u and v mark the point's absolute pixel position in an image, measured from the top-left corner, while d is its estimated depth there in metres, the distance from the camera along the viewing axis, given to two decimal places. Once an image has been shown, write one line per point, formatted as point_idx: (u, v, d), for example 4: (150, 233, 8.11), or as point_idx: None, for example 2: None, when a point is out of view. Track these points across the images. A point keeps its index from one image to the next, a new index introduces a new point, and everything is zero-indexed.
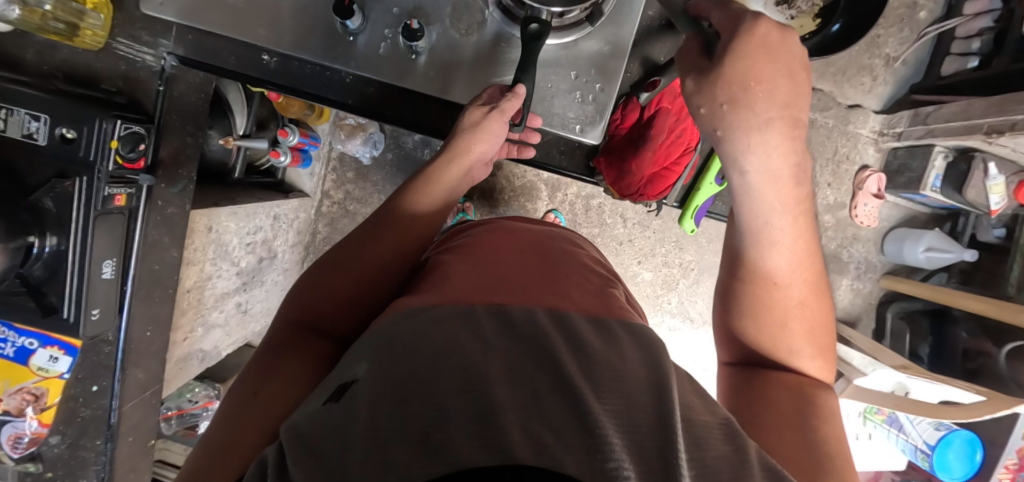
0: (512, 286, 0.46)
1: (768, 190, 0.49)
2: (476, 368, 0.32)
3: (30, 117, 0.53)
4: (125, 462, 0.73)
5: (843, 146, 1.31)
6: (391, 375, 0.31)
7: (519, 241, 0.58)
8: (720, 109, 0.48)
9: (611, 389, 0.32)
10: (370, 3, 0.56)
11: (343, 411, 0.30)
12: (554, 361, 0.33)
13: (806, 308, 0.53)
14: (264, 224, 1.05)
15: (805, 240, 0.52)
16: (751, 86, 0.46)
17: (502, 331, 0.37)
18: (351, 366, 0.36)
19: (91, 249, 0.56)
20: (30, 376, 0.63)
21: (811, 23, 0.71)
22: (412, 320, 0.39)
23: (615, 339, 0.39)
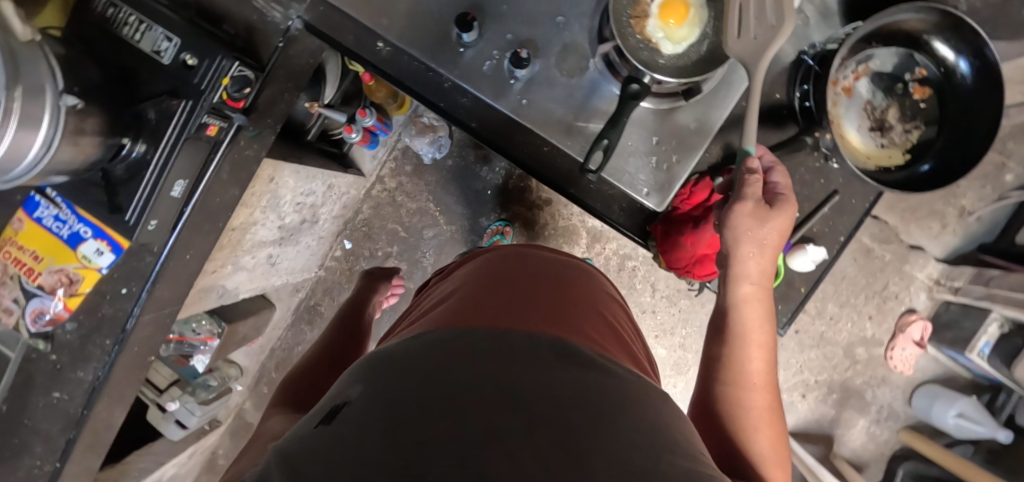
0: (518, 308, 0.45)
1: (757, 307, 0.54)
2: (470, 400, 0.30)
3: (163, 37, 0.58)
4: (123, 368, 0.75)
5: (893, 283, 1.27)
6: (380, 403, 0.30)
7: (538, 267, 0.56)
8: (761, 243, 0.52)
9: (612, 432, 0.29)
10: (489, 24, 0.59)
11: (332, 433, 0.29)
12: (551, 397, 0.31)
13: (772, 419, 0.51)
14: (318, 189, 1.10)
15: (766, 348, 0.54)
16: (778, 242, 0.53)
17: (503, 354, 0.36)
18: (348, 388, 0.35)
19: (172, 167, 0.60)
20: (73, 261, 0.67)
21: (899, 156, 0.69)
22: (411, 344, 0.38)
23: (619, 378, 0.37)
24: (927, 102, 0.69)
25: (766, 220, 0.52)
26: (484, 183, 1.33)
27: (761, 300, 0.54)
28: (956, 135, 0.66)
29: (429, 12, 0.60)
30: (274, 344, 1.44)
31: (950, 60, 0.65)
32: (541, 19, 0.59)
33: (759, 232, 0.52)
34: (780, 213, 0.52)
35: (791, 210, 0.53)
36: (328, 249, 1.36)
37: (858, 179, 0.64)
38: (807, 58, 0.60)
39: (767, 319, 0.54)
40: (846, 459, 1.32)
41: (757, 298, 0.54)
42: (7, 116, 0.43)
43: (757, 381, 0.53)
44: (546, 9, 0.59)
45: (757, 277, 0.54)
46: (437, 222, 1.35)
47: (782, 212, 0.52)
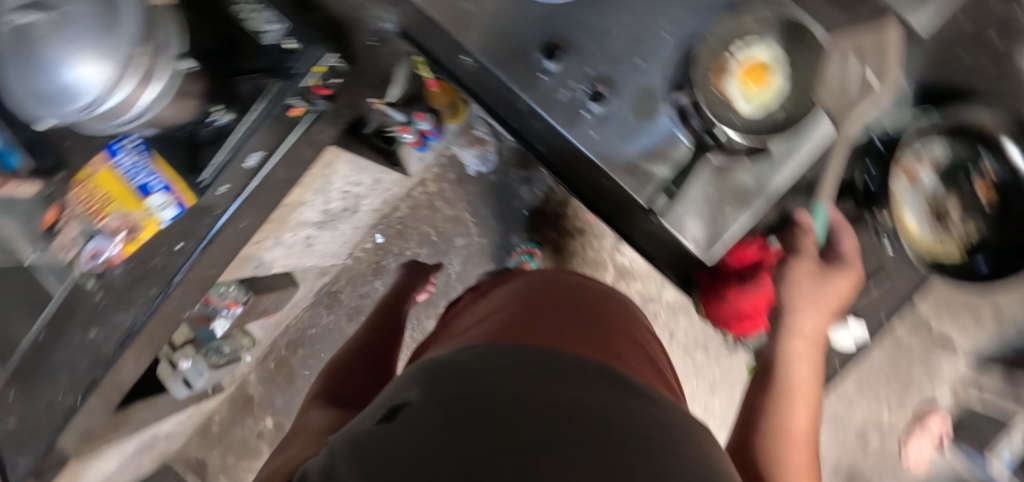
0: (566, 331, 0.44)
1: (802, 354, 0.64)
2: (530, 411, 0.29)
3: (273, 20, 0.62)
4: (161, 318, 0.78)
5: (917, 373, 1.23)
6: (441, 404, 0.30)
7: (584, 295, 0.57)
8: (812, 297, 0.63)
9: (672, 462, 0.28)
10: (573, 56, 0.62)
11: (396, 432, 0.28)
12: (610, 420, 0.31)
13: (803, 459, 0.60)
14: (365, 181, 1.13)
15: (805, 397, 0.63)
16: (830, 298, 0.63)
17: (557, 372, 0.35)
18: (403, 390, 0.35)
19: (251, 138, 0.63)
20: (138, 209, 0.70)
21: (956, 252, 0.67)
22: (464, 352, 0.37)
23: (669, 412, 0.36)
24: (989, 200, 0.66)
25: (822, 280, 0.63)
26: (522, 202, 1.36)
27: (807, 351, 0.64)
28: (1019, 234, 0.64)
29: (518, 37, 0.63)
30: (290, 322, 1.46)
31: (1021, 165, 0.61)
32: (624, 60, 0.62)
33: (816, 290, 0.63)
34: (837, 275, 0.63)
35: (851, 272, 0.63)
36: (360, 240, 1.39)
37: (907, 262, 0.64)
38: (875, 137, 0.62)
39: (809, 366, 0.64)
40: None
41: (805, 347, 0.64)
42: (130, 70, 0.48)
43: (795, 424, 0.62)
44: (627, 51, 0.62)
45: (808, 327, 0.63)
46: (469, 232, 1.38)
47: (839, 274, 0.63)
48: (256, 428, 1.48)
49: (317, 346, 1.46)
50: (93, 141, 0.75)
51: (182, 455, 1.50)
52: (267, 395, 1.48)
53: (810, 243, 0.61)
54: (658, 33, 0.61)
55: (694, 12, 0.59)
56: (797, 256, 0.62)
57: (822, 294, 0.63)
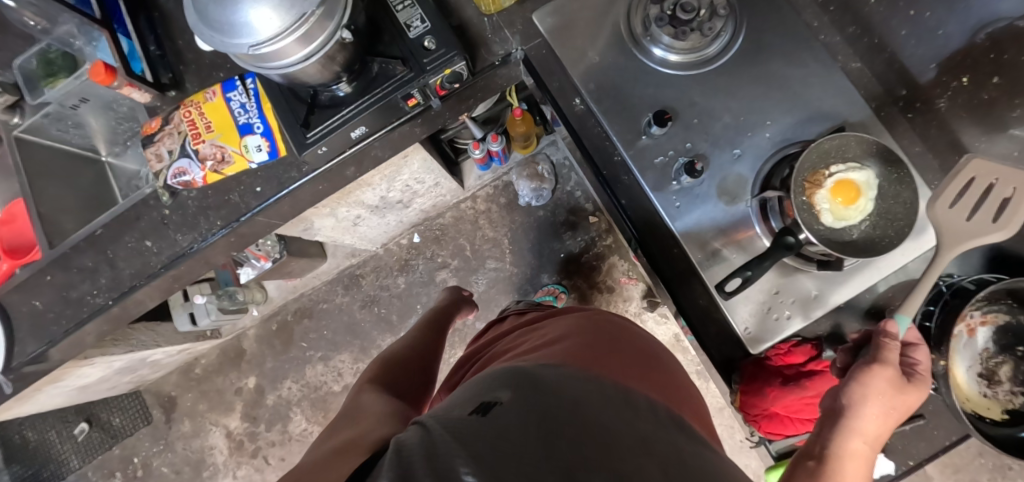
0: (633, 374, 0.47)
1: (859, 470, 0.51)
2: (612, 441, 0.32)
3: (420, 18, 0.68)
4: (215, 249, 0.80)
5: None
6: (534, 415, 0.33)
7: (647, 344, 0.58)
8: (890, 406, 0.53)
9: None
10: (677, 129, 0.67)
11: (492, 426, 0.32)
12: (682, 466, 0.32)
13: None
14: (427, 181, 1.18)
15: None
16: (899, 415, 0.53)
17: (633, 410, 0.37)
18: (493, 391, 0.38)
19: (365, 114, 0.68)
20: (234, 145, 0.75)
21: (998, 412, 0.61)
22: (549, 370, 0.40)
23: (731, 469, 0.37)
24: None
25: (899, 391, 0.53)
26: (562, 245, 1.38)
27: (863, 470, 0.51)
28: None
29: (630, 98, 0.69)
30: (306, 291, 1.46)
31: None
32: (721, 144, 0.66)
33: (894, 397, 0.53)
34: (913, 391, 0.54)
35: (924, 393, 0.55)
36: (399, 234, 1.42)
37: (950, 414, 0.63)
38: (942, 285, 0.63)
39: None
40: None
41: (865, 462, 0.51)
42: (300, 25, 0.52)
43: None
44: (729, 139, 0.66)
45: (870, 440, 0.52)
46: (503, 258, 1.40)
47: (914, 392, 0.54)
48: (236, 384, 1.47)
49: (323, 322, 1.46)
50: (215, 74, 0.81)
51: (156, 388, 1.49)
52: (259, 354, 1.47)
53: (893, 351, 0.54)
54: (761, 131, 0.66)
55: (799, 126, 0.65)
56: (877, 361, 0.53)
57: (899, 403, 0.53)
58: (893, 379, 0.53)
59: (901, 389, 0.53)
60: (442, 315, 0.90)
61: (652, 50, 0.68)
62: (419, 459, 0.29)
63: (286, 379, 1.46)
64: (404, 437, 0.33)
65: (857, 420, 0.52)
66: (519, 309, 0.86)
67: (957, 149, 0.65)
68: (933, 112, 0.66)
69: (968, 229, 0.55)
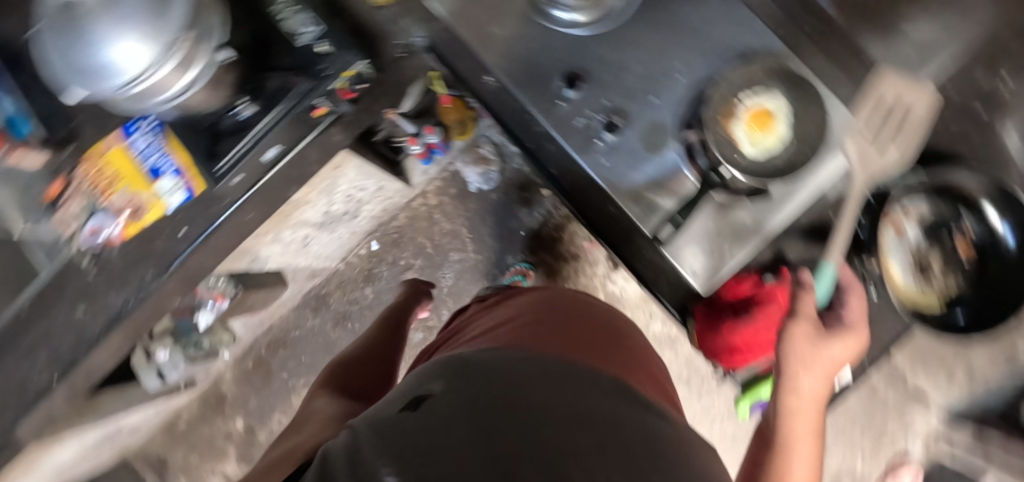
0: (578, 347, 0.46)
1: (808, 426, 0.56)
2: (548, 413, 0.31)
3: (310, 22, 0.65)
4: (154, 302, 0.76)
5: (890, 424, 1.27)
6: (466, 401, 0.32)
7: (598, 316, 0.58)
8: (814, 358, 0.56)
9: (678, 469, 0.29)
10: (592, 88, 0.66)
11: (419, 418, 0.31)
12: (622, 428, 0.32)
13: None
14: (369, 187, 1.14)
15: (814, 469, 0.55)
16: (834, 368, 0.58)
17: (574, 380, 0.37)
18: (429, 384, 0.38)
19: (274, 130, 0.65)
20: (145, 191, 0.71)
21: (934, 301, 0.65)
22: (488, 356, 0.40)
23: (679, 426, 0.36)
24: (972, 264, 0.65)
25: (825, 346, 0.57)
26: (520, 223, 1.38)
27: (811, 426, 0.56)
28: (998, 300, 0.62)
29: (541, 66, 0.68)
30: (274, 322, 1.43)
31: (998, 230, 0.62)
32: (637, 96, 0.66)
33: (818, 352, 0.56)
34: (837, 340, 0.57)
35: (850, 337, 0.57)
36: (356, 245, 1.39)
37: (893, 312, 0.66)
38: (868, 194, 0.63)
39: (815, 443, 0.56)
40: None
41: (810, 419, 0.56)
42: (170, 53, 0.49)
43: None
44: (643, 89, 0.66)
45: (811, 399, 0.56)
46: (465, 247, 1.40)
47: (839, 340, 0.57)
48: (224, 429, 1.44)
49: (299, 349, 1.44)
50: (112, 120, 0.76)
51: (143, 451, 1.45)
52: (240, 396, 1.44)
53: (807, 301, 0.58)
54: (673, 75, 0.66)
55: (709, 62, 0.65)
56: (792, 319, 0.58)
57: (825, 357, 0.56)
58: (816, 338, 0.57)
59: (823, 342, 0.57)
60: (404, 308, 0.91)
61: (554, 14, 0.67)
62: (342, 461, 0.28)
63: (274, 413, 1.43)
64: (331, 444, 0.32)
65: (790, 380, 0.57)
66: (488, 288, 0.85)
67: (859, 57, 0.66)
68: (831, 26, 0.67)
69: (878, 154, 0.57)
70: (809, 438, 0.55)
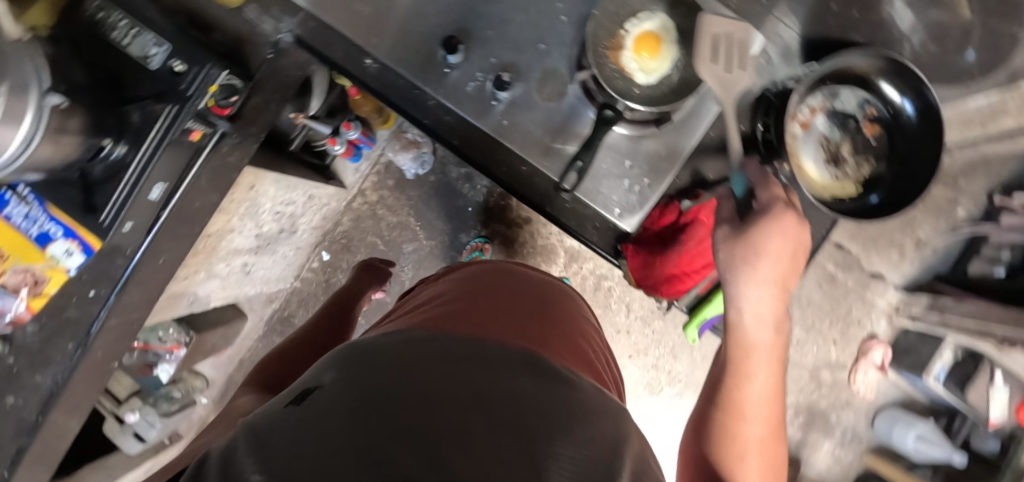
0: (492, 324, 0.47)
1: (761, 333, 0.56)
2: (437, 397, 0.32)
3: (153, 42, 0.59)
4: (85, 372, 0.72)
5: (856, 309, 1.33)
6: (354, 391, 0.32)
7: (522, 289, 0.58)
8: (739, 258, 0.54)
9: (564, 434, 0.31)
10: (474, 48, 0.63)
11: (301, 415, 0.31)
12: (515, 404, 0.32)
13: (766, 446, 0.57)
14: (298, 199, 1.08)
15: (776, 380, 0.57)
16: (774, 286, 0.54)
17: (476, 362, 0.37)
18: (324, 376, 0.37)
19: (153, 168, 0.60)
20: (39, 262, 0.62)
21: (853, 188, 0.67)
22: (389, 343, 0.40)
23: (581, 396, 0.38)
24: (878, 140, 0.67)
25: (750, 270, 0.54)
26: (465, 200, 1.35)
27: (772, 346, 0.56)
28: (906, 171, 0.64)
29: (419, 35, 0.64)
30: (243, 356, 1.39)
31: (895, 101, 0.64)
32: (524, 47, 0.63)
33: (742, 248, 0.54)
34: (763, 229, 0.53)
35: (779, 220, 0.52)
36: (306, 259, 1.36)
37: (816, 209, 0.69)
38: (769, 92, 0.63)
39: (778, 356, 0.57)
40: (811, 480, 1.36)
41: (768, 341, 0.56)
42: None
43: (757, 413, 0.57)
44: (529, 37, 0.63)
45: (766, 316, 0.55)
46: (417, 237, 1.36)
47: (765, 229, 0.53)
48: None
49: None
50: None
51: None
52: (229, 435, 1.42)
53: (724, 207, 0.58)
54: (556, 17, 0.62)
55: None
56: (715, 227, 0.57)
57: (751, 251, 0.53)
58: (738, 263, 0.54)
59: (745, 237, 0.54)
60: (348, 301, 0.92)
61: None
62: (214, 466, 0.28)
63: None
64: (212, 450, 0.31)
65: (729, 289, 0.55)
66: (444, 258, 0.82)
67: None
68: None
69: (733, 79, 0.54)
70: (769, 355, 0.57)
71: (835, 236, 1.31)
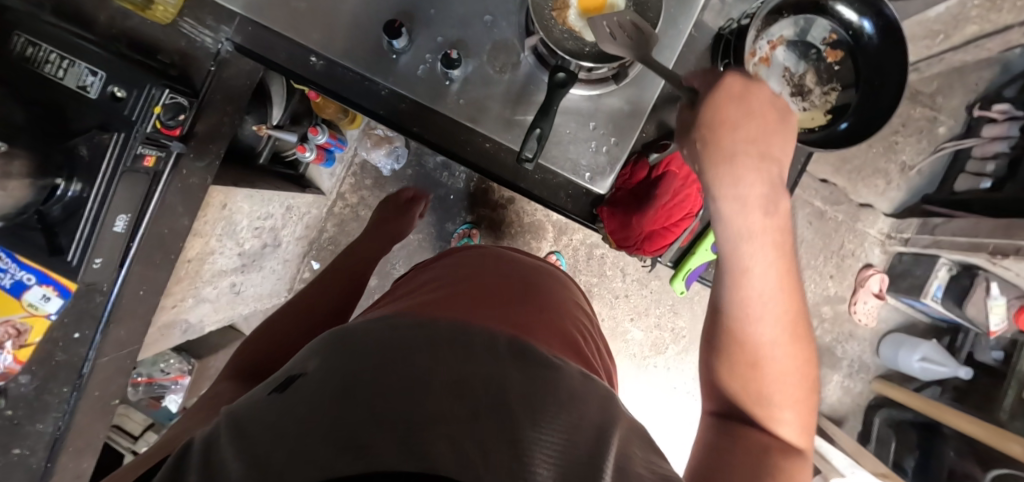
0: (480, 302, 0.45)
1: (752, 214, 0.43)
2: (421, 381, 0.30)
3: (88, 71, 0.57)
4: (84, 414, 0.72)
5: (849, 242, 1.33)
6: (336, 377, 0.31)
7: (511, 269, 0.56)
8: (697, 146, 0.47)
9: (553, 419, 0.30)
10: (419, 30, 0.62)
11: (282, 404, 0.30)
12: (501, 386, 0.31)
13: (788, 357, 0.42)
14: (275, 211, 1.07)
15: (788, 270, 0.43)
16: (750, 152, 0.44)
17: (462, 343, 0.36)
18: (307, 361, 0.36)
19: (113, 200, 0.59)
20: (18, 310, 0.61)
21: (822, 118, 0.65)
22: (372, 323, 0.38)
23: (572, 374, 0.37)
24: (842, 65, 0.65)
25: (714, 144, 0.45)
26: (446, 189, 1.34)
27: (773, 226, 0.43)
28: (873, 92, 0.63)
29: (363, 25, 0.63)
30: None
31: (853, 22, 0.63)
32: (469, 20, 0.62)
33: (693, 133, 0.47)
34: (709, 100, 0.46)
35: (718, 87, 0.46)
36: (297, 271, 1.34)
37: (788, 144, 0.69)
38: (726, 33, 0.64)
39: (787, 241, 0.44)
40: (826, 415, 1.37)
41: (765, 220, 0.43)
42: None
43: (772, 315, 0.42)
44: (474, 11, 0.62)
45: (750, 190, 0.43)
46: None
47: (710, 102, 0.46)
48: None
49: None
50: None
51: None
52: None
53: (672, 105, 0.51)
54: None
55: None
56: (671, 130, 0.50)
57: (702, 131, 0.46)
58: (703, 138, 0.46)
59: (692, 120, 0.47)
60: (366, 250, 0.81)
61: None
62: (196, 457, 0.27)
63: None
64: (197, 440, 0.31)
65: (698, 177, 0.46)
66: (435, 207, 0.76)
67: None
68: None
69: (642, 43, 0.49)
70: (772, 238, 0.43)
71: (818, 172, 1.30)
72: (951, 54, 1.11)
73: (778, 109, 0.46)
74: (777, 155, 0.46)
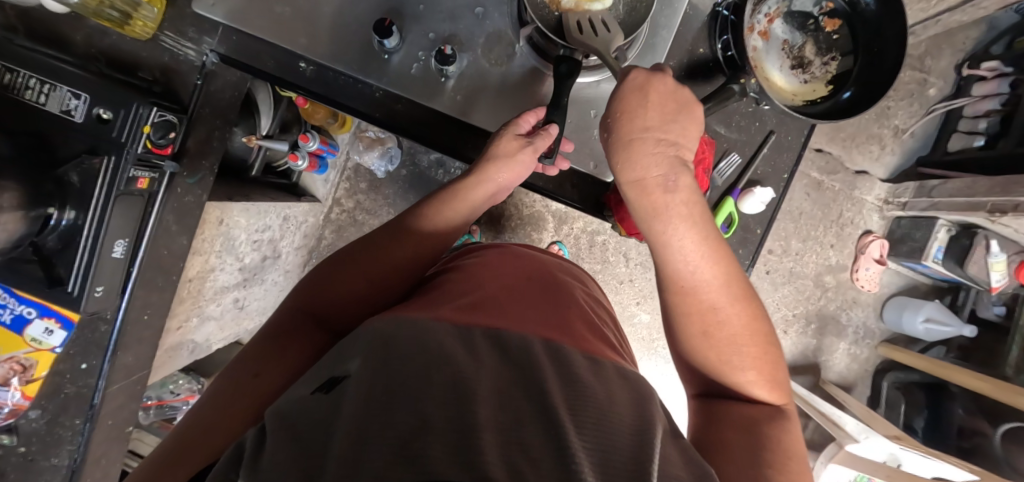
0: (510, 306, 0.44)
1: (656, 197, 0.49)
2: (467, 389, 0.29)
3: (71, 94, 0.55)
4: (99, 444, 0.70)
5: (847, 210, 1.33)
6: (381, 378, 0.30)
7: (533, 271, 0.55)
8: (609, 138, 0.52)
9: (593, 425, 0.29)
10: (409, 27, 0.61)
11: (328, 409, 0.29)
12: (544, 394, 0.30)
13: (735, 317, 0.47)
14: (272, 223, 1.05)
15: (708, 242, 0.49)
16: (648, 141, 0.50)
17: (500, 355, 0.35)
18: (346, 359, 0.35)
19: (109, 226, 0.57)
20: (22, 347, 0.60)
21: (824, 89, 0.66)
22: (412, 323, 0.37)
23: (608, 378, 0.36)
24: (839, 34, 0.66)
25: (622, 135, 0.51)
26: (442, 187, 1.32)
27: (678, 202, 0.49)
28: (873, 59, 0.63)
29: (350, 26, 0.61)
30: None
31: None
32: (459, 15, 0.61)
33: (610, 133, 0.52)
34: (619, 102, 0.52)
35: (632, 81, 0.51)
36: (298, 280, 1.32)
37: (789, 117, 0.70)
38: (722, 10, 0.64)
39: (698, 213, 0.50)
40: (835, 383, 1.39)
41: (667, 202, 0.49)
42: None
43: (707, 281, 0.48)
44: (464, 3, 0.61)
45: (643, 174, 0.50)
46: None
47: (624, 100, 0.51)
48: None
49: None
50: None
51: None
52: None
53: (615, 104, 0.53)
54: None
55: None
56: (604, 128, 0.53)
57: (612, 130, 0.52)
58: (610, 131, 0.52)
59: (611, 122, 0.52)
60: (419, 223, 0.55)
61: None
62: (245, 464, 0.27)
63: None
64: (243, 440, 0.30)
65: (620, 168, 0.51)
66: (510, 133, 0.56)
67: None
68: None
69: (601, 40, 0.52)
70: (680, 216, 0.49)
71: (815, 142, 1.30)
72: (941, 14, 1.10)
73: (673, 105, 0.52)
74: (675, 139, 0.51)
